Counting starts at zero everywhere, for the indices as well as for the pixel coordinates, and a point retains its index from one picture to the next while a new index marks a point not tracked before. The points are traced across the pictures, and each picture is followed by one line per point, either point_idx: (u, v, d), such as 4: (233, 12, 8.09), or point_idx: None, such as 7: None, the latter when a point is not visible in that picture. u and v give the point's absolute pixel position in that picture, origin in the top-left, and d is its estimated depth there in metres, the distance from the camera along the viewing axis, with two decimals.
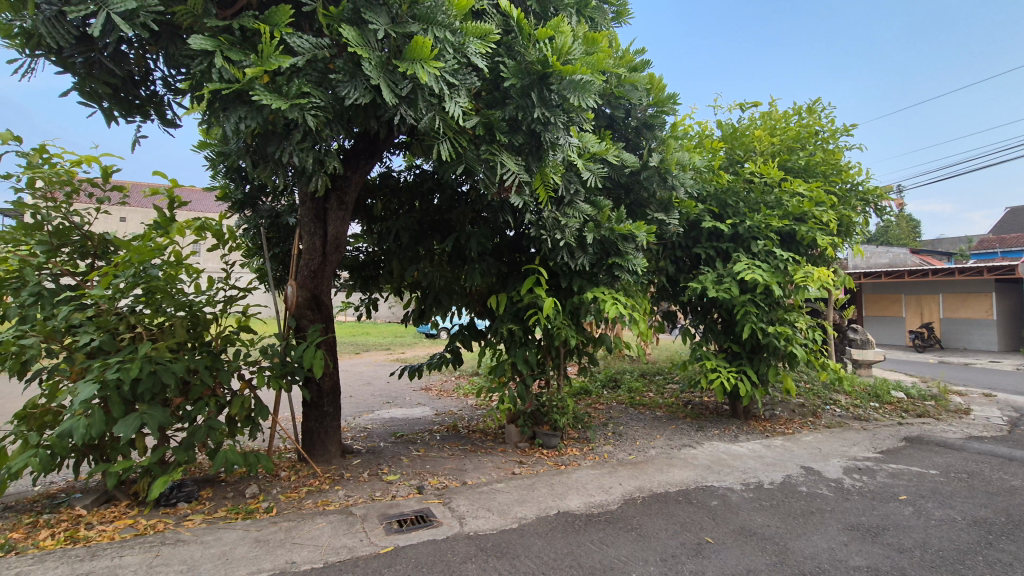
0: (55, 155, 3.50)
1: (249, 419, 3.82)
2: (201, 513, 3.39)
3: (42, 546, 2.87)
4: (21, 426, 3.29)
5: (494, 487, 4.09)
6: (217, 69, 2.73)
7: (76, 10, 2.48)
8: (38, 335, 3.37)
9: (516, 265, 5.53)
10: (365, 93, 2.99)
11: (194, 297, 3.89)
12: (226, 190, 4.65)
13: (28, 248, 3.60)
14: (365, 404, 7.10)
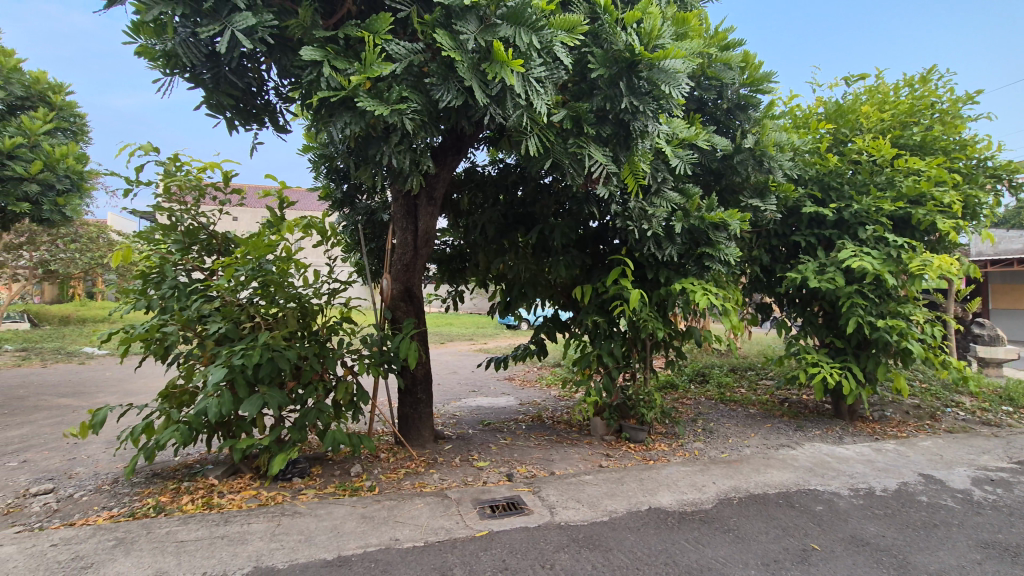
0: (186, 163, 3.90)
1: (352, 403, 4.10)
2: (313, 488, 3.69)
3: (185, 510, 3.25)
4: (165, 403, 3.72)
5: (582, 479, 4.09)
6: (325, 77, 2.91)
7: (206, 30, 2.73)
8: (177, 324, 3.82)
9: (600, 256, 5.46)
10: (458, 95, 3.07)
11: (303, 289, 4.22)
12: (327, 190, 5.02)
13: (165, 247, 4.07)
14: (453, 392, 7.37)
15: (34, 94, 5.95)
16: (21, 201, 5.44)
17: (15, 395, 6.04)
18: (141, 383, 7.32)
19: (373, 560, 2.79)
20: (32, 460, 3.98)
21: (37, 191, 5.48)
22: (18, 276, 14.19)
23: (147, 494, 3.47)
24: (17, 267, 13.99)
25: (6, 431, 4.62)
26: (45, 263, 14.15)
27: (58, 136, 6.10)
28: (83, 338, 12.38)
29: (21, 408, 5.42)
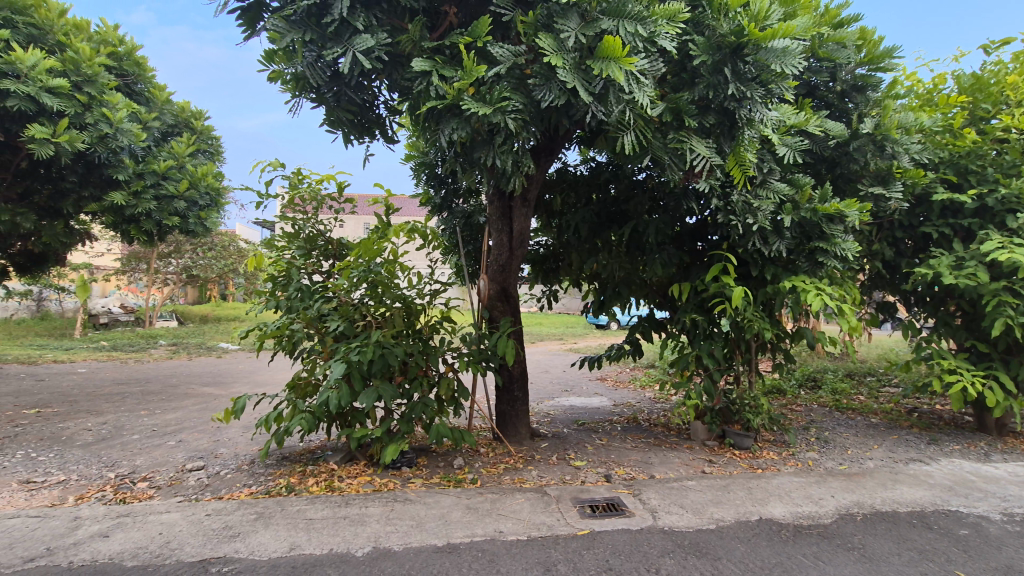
0: (308, 176, 4.29)
1: (453, 399, 4.27)
2: (421, 478, 3.91)
3: (312, 491, 3.58)
4: (292, 393, 4.11)
5: (685, 484, 3.96)
6: (433, 86, 3.07)
7: (331, 53, 3.01)
8: (303, 322, 4.22)
9: (699, 254, 5.25)
10: (561, 93, 3.10)
11: (408, 290, 4.47)
12: (427, 196, 5.28)
13: (290, 253, 4.49)
14: (545, 391, 7.43)
15: (181, 121, 6.82)
16: (173, 216, 6.25)
17: (169, 383, 6.97)
18: (267, 375, 8.15)
19: (480, 549, 2.89)
20: (186, 440, 4.57)
21: (185, 207, 6.28)
22: (168, 279, 16.35)
23: (279, 475, 3.87)
24: (166, 272, 16.10)
25: (165, 414, 5.35)
26: (188, 268, 16.15)
27: (200, 157, 6.96)
28: (219, 334, 14.01)
29: (174, 395, 6.24)
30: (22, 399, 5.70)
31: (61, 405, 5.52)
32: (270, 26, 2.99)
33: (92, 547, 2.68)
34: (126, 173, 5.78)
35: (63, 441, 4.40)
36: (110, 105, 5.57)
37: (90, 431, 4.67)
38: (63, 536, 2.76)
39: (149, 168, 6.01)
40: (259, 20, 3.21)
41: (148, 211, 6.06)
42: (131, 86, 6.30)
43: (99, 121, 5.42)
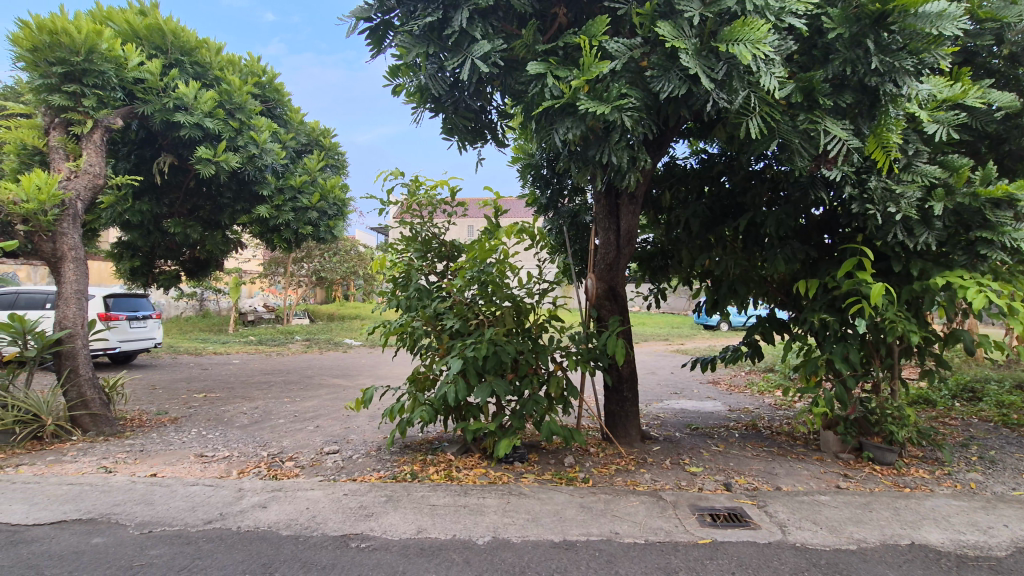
0: (424, 183, 4.54)
1: (563, 398, 4.31)
2: (533, 473, 4.00)
3: (433, 478, 3.80)
4: (413, 386, 4.39)
5: (818, 499, 3.64)
6: (548, 87, 3.13)
7: (452, 63, 3.18)
8: (422, 320, 4.48)
9: (828, 249, 4.80)
10: (680, 82, 3.02)
11: (517, 290, 4.56)
12: (534, 196, 5.36)
13: (409, 255, 4.79)
14: (653, 392, 7.23)
15: (313, 140, 7.55)
16: (307, 225, 6.99)
17: (306, 374, 7.79)
18: (387, 369, 8.79)
19: (597, 549, 2.88)
20: (322, 426, 5.08)
21: (317, 216, 7.00)
22: (301, 282, 18.24)
23: (403, 462, 4.15)
24: (300, 275, 17.98)
25: (304, 402, 5.99)
26: (317, 271, 17.89)
27: (329, 171, 7.68)
28: (345, 331, 15.38)
29: (310, 385, 6.96)
30: (193, 385, 6.69)
31: (223, 391, 6.39)
32: (397, 43, 3.21)
33: (255, 516, 3.06)
34: (270, 188, 6.56)
35: (226, 422, 5.09)
36: (256, 128, 6.38)
37: (246, 414, 5.35)
38: (232, 504, 3.19)
39: (288, 183, 6.75)
40: (385, 39, 3.47)
41: (287, 222, 6.82)
42: (272, 111, 7.11)
43: (248, 143, 6.21)
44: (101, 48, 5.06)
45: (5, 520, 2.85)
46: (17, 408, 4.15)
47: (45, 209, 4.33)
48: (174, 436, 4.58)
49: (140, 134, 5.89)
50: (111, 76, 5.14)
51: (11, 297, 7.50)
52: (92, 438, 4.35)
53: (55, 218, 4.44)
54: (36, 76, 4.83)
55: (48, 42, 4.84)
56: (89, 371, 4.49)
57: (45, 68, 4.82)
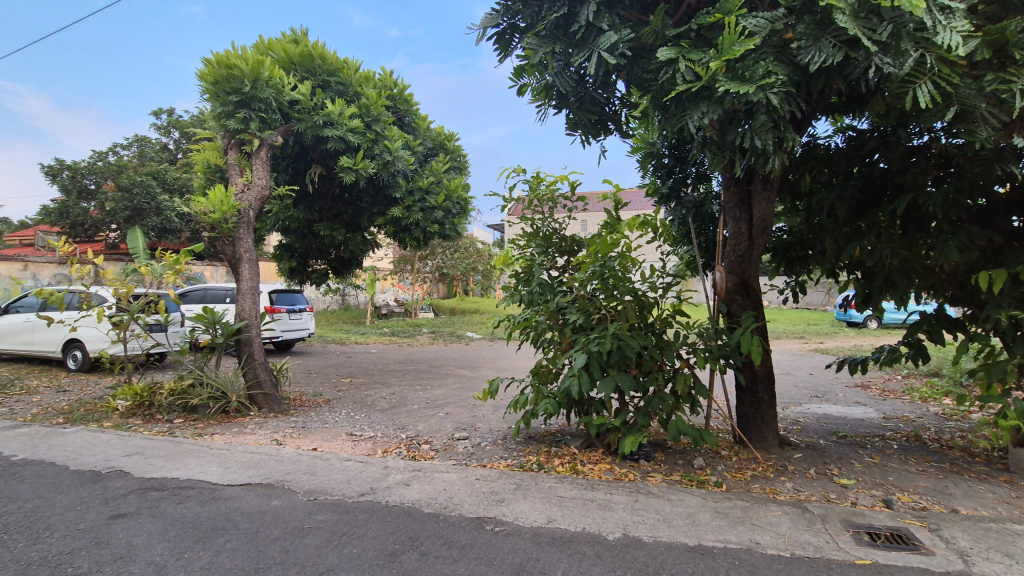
0: (545, 179, 4.57)
1: (690, 396, 4.14)
2: (660, 473, 3.90)
3: (558, 470, 3.87)
4: (536, 379, 4.48)
5: (1009, 527, 3.09)
6: (681, 72, 3.04)
7: (578, 58, 3.20)
8: (545, 314, 4.55)
9: (1018, 233, 4.05)
10: (834, 51, 2.77)
11: (639, 284, 4.46)
12: (654, 187, 5.19)
13: (530, 251, 4.86)
14: (790, 395, 6.65)
15: (438, 144, 8.00)
16: (434, 223, 7.46)
17: (433, 364, 8.33)
18: (507, 361, 9.09)
19: (737, 558, 2.72)
20: (451, 413, 5.40)
21: (442, 215, 7.45)
22: (426, 278, 19.48)
23: (528, 452, 4.27)
24: (425, 271, 19.18)
25: (434, 390, 6.40)
26: (440, 267, 18.97)
27: (452, 173, 8.11)
28: (466, 324, 16.15)
29: (438, 374, 7.43)
30: (341, 370, 7.48)
31: (364, 377, 7.06)
32: (525, 44, 3.30)
33: (400, 492, 3.34)
34: (401, 191, 7.10)
35: (369, 405, 5.61)
36: (389, 137, 6.93)
37: (385, 399, 5.85)
38: (380, 480, 3.51)
39: (417, 185, 7.23)
40: (512, 42, 3.57)
41: (417, 221, 7.33)
42: (402, 120, 7.67)
43: (382, 151, 6.76)
44: (263, 76, 5.80)
45: (207, 478, 3.41)
46: (211, 385, 4.95)
47: (227, 217, 5.09)
48: (328, 415, 5.15)
49: (295, 148, 6.66)
50: (272, 100, 5.87)
51: (201, 292, 8.92)
52: (265, 415, 5.04)
53: (234, 225, 5.21)
54: (217, 104, 5.67)
55: (225, 74, 5.66)
56: (262, 356, 5.21)
57: (224, 97, 5.65)
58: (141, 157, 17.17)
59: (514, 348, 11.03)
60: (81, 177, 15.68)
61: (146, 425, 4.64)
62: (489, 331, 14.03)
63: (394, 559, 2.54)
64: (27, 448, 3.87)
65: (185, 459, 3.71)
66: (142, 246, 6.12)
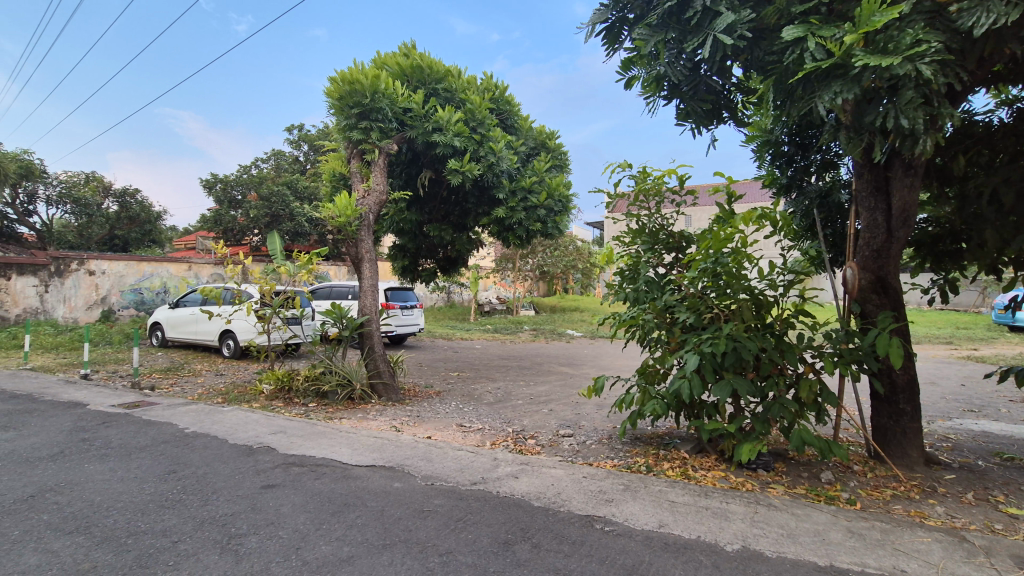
0: (653, 173, 4.41)
1: (816, 404, 3.81)
2: (782, 485, 3.63)
3: (669, 474, 3.75)
4: (643, 379, 4.38)
5: None
6: (810, 51, 2.80)
7: (693, 44, 3.08)
8: (653, 313, 4.41)
9: None
10: (1006, 10, 2.42)
11: (756, 282, 4.16)
12: (772, 177, 4.75)
13: (635, 248, 4.74)
14: (937, 407, 5.86)
15: (540, 143, 8.08)
16: (537, 222, 7.58)
17: (536, 361, 8.46)
18: (610, 360, 8.98)
19: None
20: (555, 410, 5.45)
21: (545, 214, 7.55)
22: (527, 276, 19.76)
23: (635, 454, 4.19)
24: (525, 270, 19.49)
25: (537, 386, 6.49)
26: (541, 266, 19.19)
27: (554, 171, 8.16)
28: (567, 321, 16.13)
29: (540, 371, 7.52)
30: (449, 364, 7.86)
31: (471, 371, 7.35)
32: (636, 36, 3.23)
33: (510, 484, 3.45)
34: (505, 191, 7.29)
35: (476, 398, 5.83)
36: (493, 139, 7.14)
37: (491, 393, 6.05)
38: (491, 471, 3.64)
39: (520, 185, 7.39)
40: (621, 35, 3.51)
41: (520, 220, 7.49)
42: (506, 121, 7.85)
43: (487, 152, 6.98)
44: (381, 88, 6.21)
45: (338, 458, 3.76)
46: (338, 374, 5.45)
47: (351, 221, 5.55)
48: (439, 406, 5.43)
49: (407, 155, 7.09)
50: (388, 110, 6.30)
51: (327, 289, 9.77)
52: (384, 403, 5.44)
53: (357, 228, 5.68)
54: (342, 118, 6.21)
55: (349, 89, 6.15)
56: (381, 349, 5.62)
57: (347, 111, 6.15)
58: (278, 169, 19.28)
59: (616, 347, 10.84)
60: (230, 189, 17.93)
61: (287, 407, 5.23)
62: (589, 330, 13.92)
63: (508, 548, 2.62)
64: (196, 422, 4.54)
65: (319, 440, 4.13)
66: (279, 249, 6.86)
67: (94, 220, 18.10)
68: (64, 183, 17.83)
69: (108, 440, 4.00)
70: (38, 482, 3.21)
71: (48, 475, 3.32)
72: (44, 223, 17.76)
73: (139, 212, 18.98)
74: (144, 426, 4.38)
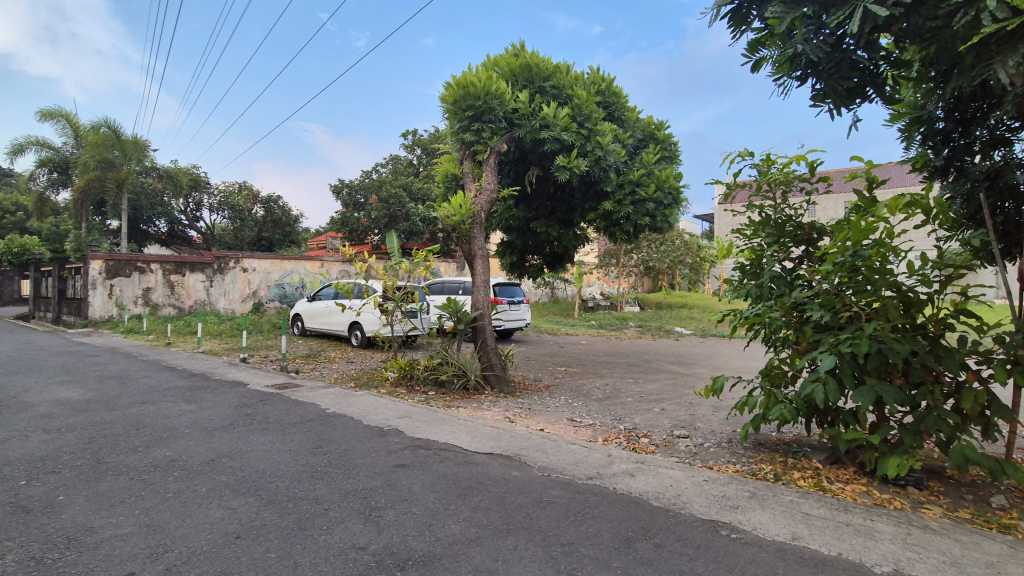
0: (779, 160, 4.09)
1: (983, 417, 3.33)
2: (939, 506, 3.21)
3: (800, 484, 3.48)
4: (767, 381, 4.08)
5: None
6: (989, 11, 2.46)
7: (837, 17, 2.81)
8: (780, 310, 4.07)
9: None
10: None
11: (903, 277, 3.70)
12: (923, 159, 3.99)
13: (759, 241, 4.42)
14: None
15: (648, 134, 7.85)
16: (645, 216, 7.37)
17: (644, 358, 8.25)
18: (724, 359, 8.50)
19: None
20: (668, 409, 5.29)
21: (654, 207, 7.30)
22: (632, 272, 19.31)
23: (760, 460, 3.94)
24: (630, 265, 19.08)
25: (648, 384, 6.34)
26: (646, 261, 18.68)
27: (663, 163, 7.85)
28: (674, 318, 15.54)
29: (649, 368, 7.33)
30: (556, 359, 7.94)
31: (578, 367, 7.36)
32: (768, 15, 3.01)
33: (626, 481, 3.42)
34: (612, 185, 7.18)
35: (585, 394, 5.83)
36: (601, 133, 7.04)
37: (600, 390, 6.01)
38: (606, 467, 3.64)
39: (627, 179, 7.23)
40: (750, 15, 3.30)
41: (628, 214, 7.34)
42: (612, 114, 7.71)
43: (595, 147, 6.90)
44: (492, 89, 6.37)
45: (459, 444, 3.98)
46: (454, 364, 5.75)
47: (464, 220, 5.79)
48: (549, 400, 5.51)
49: (516, 153, 7.25)
50: (499, 111, 6.47)
51: (439, 285, 10.29)
52: (496, 394, 5.63)
53: (470, 226, 5.90)
54: (457, 121, 6.50)
55: (463, 93, 6.39)
56: (492, 342, 5.83)
57: (461, 114, 6.43)
58: (395, 173, 20.66)
59: (729, 347, 10.24)
60: (355, 193, 19.55)
61: (409, 395, 5.61)
62: (699, 327, 13.29)
63: (630, 545, 2.60)
64: (334, 404, 5.04)
65: (440, 426, 4.39)
66: (397, 247, 7.37)
67: (245, 224, 20.76)
68: (223, 192, 20.60)
69: (266, 416, 4.58)
70: (216, 448, 3.77)
71: (223, 443, 3.89)
72: (209, 227, 20.70)
73: (280, 216, 21.37)
74: (293, 405, 4.96)
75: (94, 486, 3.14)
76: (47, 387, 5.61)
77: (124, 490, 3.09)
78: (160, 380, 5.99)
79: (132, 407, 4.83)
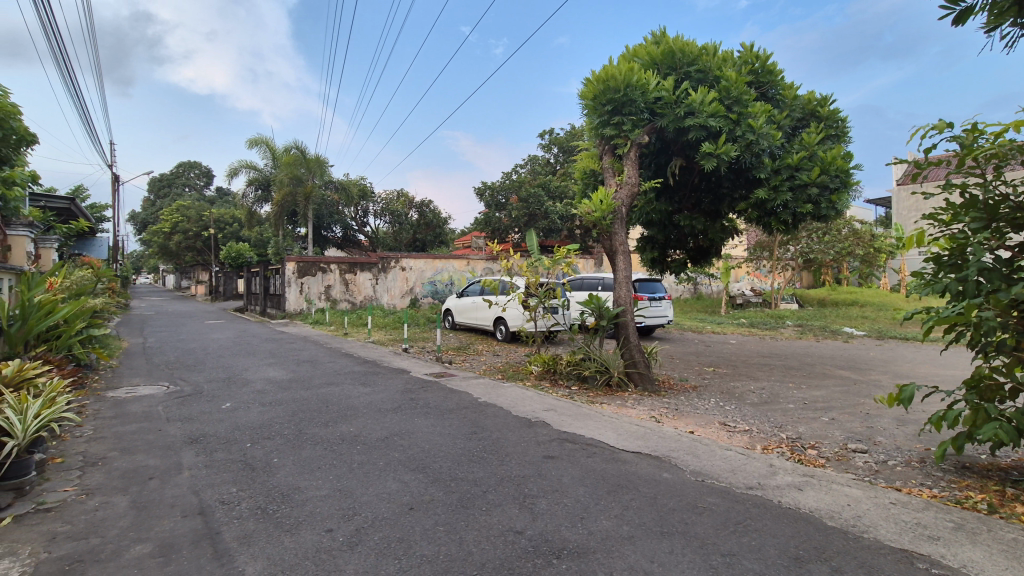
0: (989, 129, 3.41)
1: None
2: None
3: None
4: (973, 394, 3.42)
5: None
6: None
7: None
8: (994, 309, 3.36)
9: None
10: None
11: None
12: None
13: (963, 226, 3.69)
14: None
15: (809, 112, 7.03)
16: (806, 203, 6.60)
17: (807, 361, 7.42)
18: (910, 366, 7.29)
19: None
20: (839, 419, 4.72)
21: (817, 192, 6.52)
22: (788, 265, 17.51)
23: (965, 486, 3.33)
24: (787, 258, 17.28)
25: (813, 390, 5.71)
26: (807, 253, 16.76)
27: (828, 143, 6.95)
28: (844, 317, 13.70)
29: (814, 372, 6.60)
30: (702, 358, 7.52)
31: (728, 368, 6.89)
32: None
33: (793, 495, 3.13)
34: (766, 171, 6.56)
35: (738, 397, 5.45)
36: (753, 115, 6.47)
37: (756, 394, 5.56)
38: (768, 477, 3.38)
39: (785, 163, 6.55)
40: None
41: (786, 202, 6.66)
42: (765, 94, 7.05)
43: (746, 131, 6.37)
44: (633, 80, 6.19)
45: (606, 440, 3.99)
46: (596, 360, 5.80)
47: (605, 216, 5.75)
48: (698, 402, 5.26)
49: (657, 144, 7.00)
50: (640, 102, 6.30)
51: (578, 281, 10.36)
52: (641, 392, 5.52)
53: (611, 222, 5.83)
54: (596, 116, 6.45)
55: (602, 88, 6.30)
56: (636, 338, 5.72)
57: (600, 109, 6.39)
58: (533, 172, 21.20)
59: (917, 351, 8.76)
60: (496, 194, 20.46)
61: (553, 388, 5.75)
62: (876, 328, 11.54)
63: (801, 565, 2.39)
64: (485, 393, 5.37)
65: (585, 421, 4.44)
66: (536, 245, 7.58)
67: (402, 227, 22.95)
68: (384, 200, 22.98)
69: (427, 401, 5.05)
70: (388, 428, 4.25)
71: (394, 423, 4.37)
72: (373, 232, 23.29)
73: (431, 218, 23.22)
74: (449, 392, 5.39)
75: (299, 452, 3.75)
76: (260, 367, 6.81)
77: (321, 458, 3.64)
78: (341, 365, 6.92)
79: (322, 388, 5.66)
